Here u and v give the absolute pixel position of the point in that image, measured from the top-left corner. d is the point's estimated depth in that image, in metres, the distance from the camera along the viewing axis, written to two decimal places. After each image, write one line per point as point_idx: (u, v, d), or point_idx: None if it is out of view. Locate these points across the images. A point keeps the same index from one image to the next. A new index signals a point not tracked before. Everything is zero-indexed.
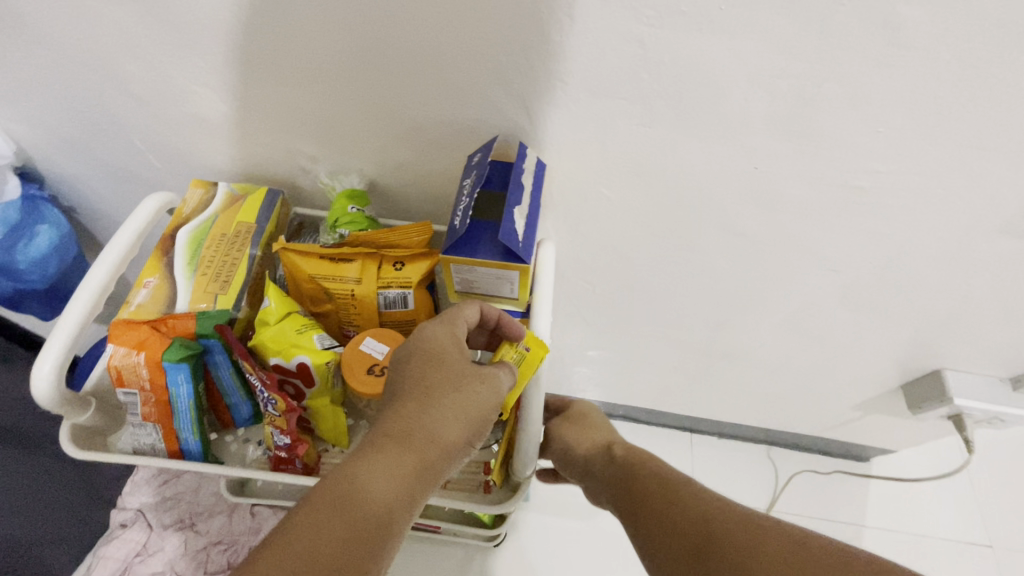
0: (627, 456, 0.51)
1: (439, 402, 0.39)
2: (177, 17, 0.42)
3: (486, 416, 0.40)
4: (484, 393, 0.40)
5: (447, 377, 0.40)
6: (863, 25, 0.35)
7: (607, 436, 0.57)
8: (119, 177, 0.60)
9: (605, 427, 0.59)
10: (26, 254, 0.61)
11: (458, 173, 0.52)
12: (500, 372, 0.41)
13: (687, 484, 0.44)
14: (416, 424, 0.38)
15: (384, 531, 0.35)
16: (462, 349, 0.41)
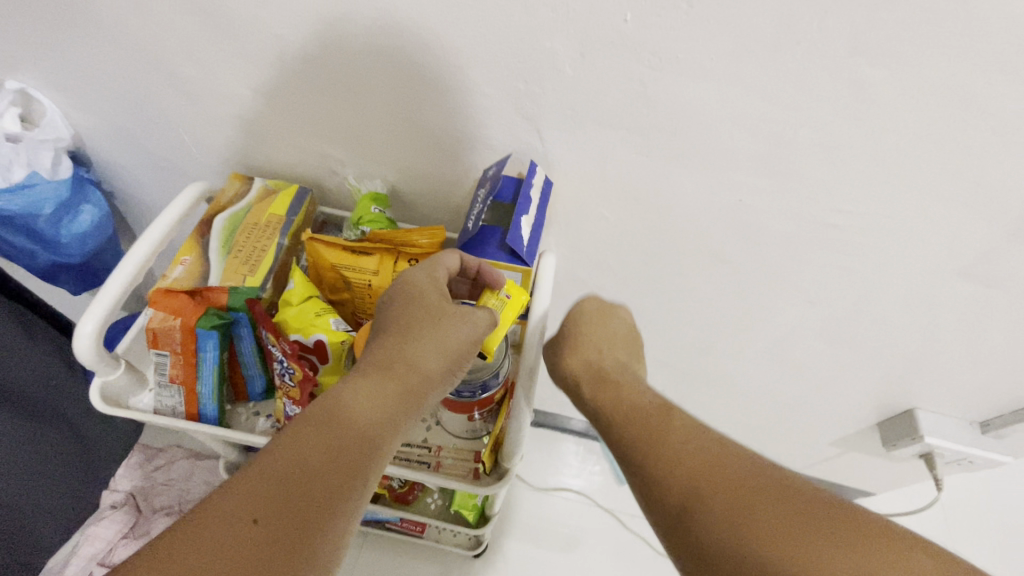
0: (619, 385, 0.46)
1: (418, 337, 0.43)
2: (238, 29, 0.48)
3: (462, 347, 0.44)
4: (461, 329, 0.44)
5: (426, 316, 0.44)
6: (832, 82, 0.41)
7: (602, 351, 0.50)
8: (163, 168, 0.66)
9: (604, 332, 0.51)
10: (70, 230, 0.66)
11: (473, 184, 0.57)
12: (477, 311, 0.45)
13: (684, 432, 0.40)
14: (395, 357, 0.43)
15: (367, 446, 0.39)
16: (442, 292, 0.46)
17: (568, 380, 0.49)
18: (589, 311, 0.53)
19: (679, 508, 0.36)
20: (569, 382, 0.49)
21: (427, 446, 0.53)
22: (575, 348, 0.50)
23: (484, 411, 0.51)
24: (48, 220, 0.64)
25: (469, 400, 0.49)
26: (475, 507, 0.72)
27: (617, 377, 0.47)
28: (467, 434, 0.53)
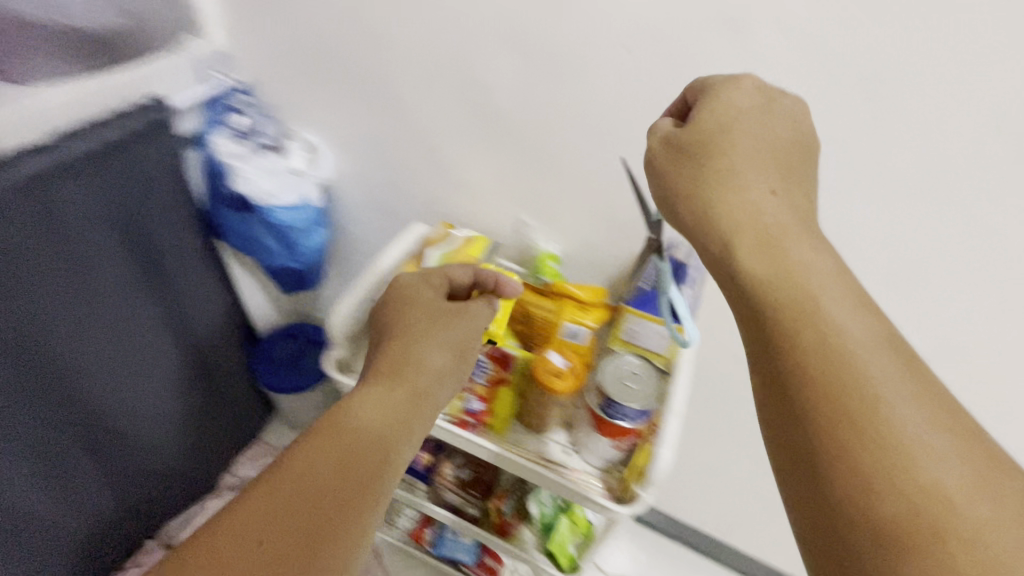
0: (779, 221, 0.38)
1: (416, 343, 0.54)
2: (494, 123, 0.67)
3: (456, 347, 0.55)
4: (456, 330, 0.56)
5: (426, 325, 0.55)
6: (963, 220, 0.52)
7: (764, 181, 0.39)
8: (384, 210, 0.86)
9: (762, 149, 0.40)
10: (306, 243, 0.86)
11: (633, 257, 0.71)
12: (470, 308, 0.58)
13: (863, 329, 0.34)
14: (401, 363, 0.52)
15: (381, 442, 0.46)
16: (438, 304, 0.57)
17: (723, 228, 0.38)
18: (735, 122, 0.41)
19: (844, 493, 0.31)
20: (723, 228, 0.38)
21: (565, 465, 0.61)
22: (738, 188, 0.39)
23: (625, 442, 0.57)
24: (297, 233, 0.84)
25: (614, 425, 0.55)
26: (569, 557, 0.77)
27: (789, 220, 0.38)
28: (601, 463, 0.60)
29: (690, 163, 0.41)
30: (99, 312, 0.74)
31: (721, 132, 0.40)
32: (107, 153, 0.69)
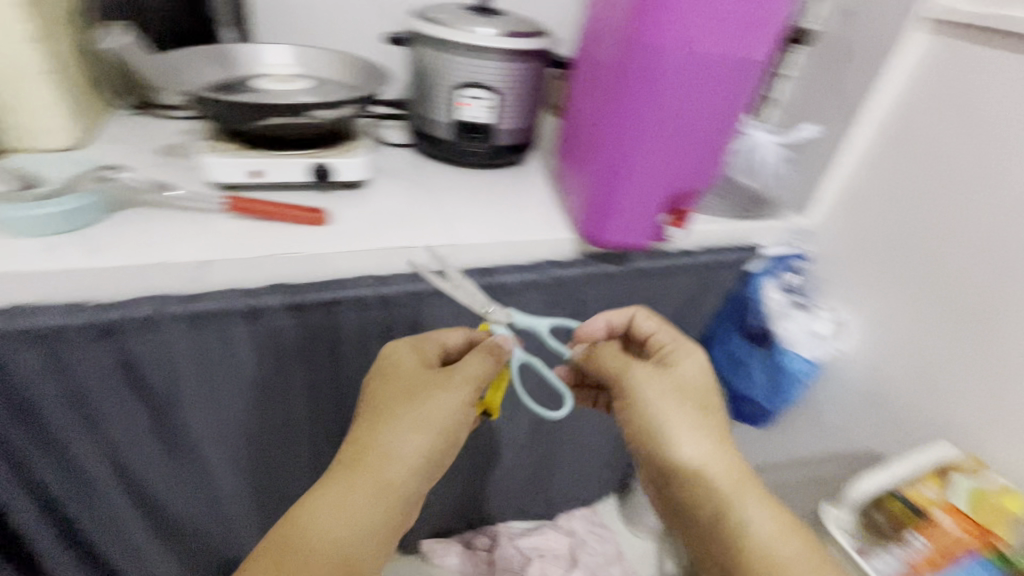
0: (702, 434, 0.60)
1: (388, 426, 0.55)
2: None
3: (439, 422, 0.56)
4: (437, 405, 0.56)
5: (411, 403, 0.56)
6: None
7: (688, 408, 0.61)
8: (877, 409, 0.85)
9: (689, 382, 0.63)
10: (785, 392, 0.92)
11: None
12: (470, 363, 0.59)
13: (751, 490, 0.57)
14: (381, 450, 0.54)
15: (341, 552, 0.50)
16: (401, 368, 0.59)
17: (698, 493, 0.58)
18: (679, 365, 0.64)
19: None
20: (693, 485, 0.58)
21: None
22: (670, 409, 0.61)
23: None
24: (784, 381, 0.91)
25: None
26: None
27: (714, 442, 0.60)
28: None
29: (668, 403, 0.61)
30: (80, 439, 0.66)
31: (682, 381, 0.63)
32: (705, 268, 0.89)
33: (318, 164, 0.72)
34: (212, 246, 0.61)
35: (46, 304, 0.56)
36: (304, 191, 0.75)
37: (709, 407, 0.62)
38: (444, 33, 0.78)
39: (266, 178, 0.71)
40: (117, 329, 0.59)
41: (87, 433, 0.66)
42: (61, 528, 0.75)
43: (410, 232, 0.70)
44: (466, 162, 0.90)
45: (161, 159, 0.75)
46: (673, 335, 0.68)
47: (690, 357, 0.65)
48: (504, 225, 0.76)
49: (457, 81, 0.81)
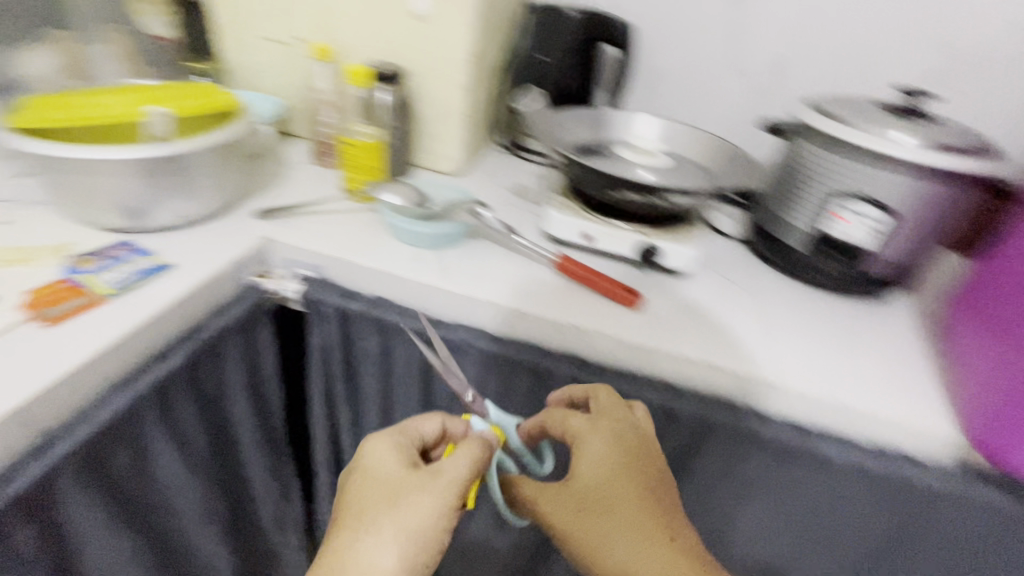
0: (616, 544, 0.47)
1: (367, 529, 0.47)
2: None
3: (418, 530, 0.47)
4: (419, 509, 0.47)
5: (392, 514, 0.47)
6: None
7: (590, 521, 0.48)
8: None
9: (585, 490, 0.50)
10: None
11: None
12: (445, 464, 0.48)
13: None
14: (350, 563, 0.46)
15: None
16: (399, 464, 0.50)
17: None
18: (574, 472, 0.51)
19: None
20: None
21: None
22: (575, 527, 0.49)
23: None
24: None
25: None
26: None
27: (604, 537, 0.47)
28: None
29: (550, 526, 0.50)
30: (329, 411, 0.78)
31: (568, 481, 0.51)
32: None
33: (648, 244, 0.68)
34: (525, 298, 0.63)
35: (398, 305, 0.66)
36: (622, 265, 0.72)
37: (618, 503, 0.48)
38: (836, 131, 0.64)
39: (594, 245, 0.71)
40: (395, 338, 0.67)
41: (331, 407, 0.78)
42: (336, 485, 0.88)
43: (716, 349, 0.60)
44: (814, 282, 0.74)
45: (511, 199, 0.84)
46: (567, 414, 0.53)
47: (580, 451, 0.51)
48: (849, 383, 0.58)
49: (840, 190, 0.66)
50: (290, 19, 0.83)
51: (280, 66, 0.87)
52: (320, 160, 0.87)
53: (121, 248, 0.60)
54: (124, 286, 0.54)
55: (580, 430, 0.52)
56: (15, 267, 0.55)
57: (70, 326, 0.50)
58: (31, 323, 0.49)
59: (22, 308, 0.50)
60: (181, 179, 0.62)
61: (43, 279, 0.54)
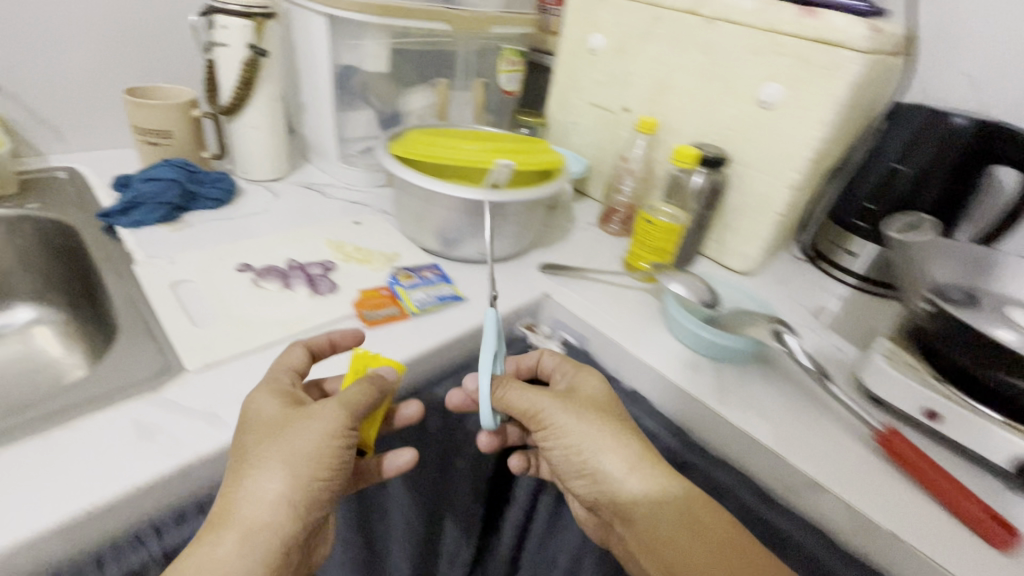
0: (630, 448, 0.49)
1: (255, 463, 0.39)
2: None
3: (308, 458, 0.40)
4: (309, 436, 0.40)
5: (279, 445, 0.40)
6: None
7: (607, 425, 0.50)
8: None
9: (590, 399, 0.52)
10: None
11: None
12: (355, 392, 0.43)
13: (711, 511, 0.46)
14: (241, 493, 0.39)
15: None
16: (287, 401, 0.43)
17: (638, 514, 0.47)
18: (579, 391, 0.54)
19: None
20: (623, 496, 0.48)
21: None
22: (589, 424, 0.50)
23: None
24: None
25: None
26: None
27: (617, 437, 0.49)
28: None
29: (556, 413, 0.50)
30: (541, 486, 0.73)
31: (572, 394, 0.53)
32: None
33: None
34: (825, 466, 0.50)
35: (656, 409, 0.60)
36: (971, 466, 0.53)
37: (617, 414, 0.52)
38: None
39: (936, 425, 0.53)
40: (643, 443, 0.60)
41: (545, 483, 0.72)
42: (513, 552, 0.85)
43: None
44: None
45: (811, 323, 0.70)
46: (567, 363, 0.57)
47: (582, 380, 0.54)
48: None
49: None
50: (625, 89, 0.84)
51: (598, 130, 0.90)
52: (605, 224, 0.87)
53: (431, 269, 0.66)
54: (428, 308, 0.60)
55: (573, 370, 0.56)
56: (358, 265, 0.65)
57: (383, 335, 0.56)
58: (357, 322, 0.57)
59: (352, 304, 0.59)
60: (496, 222, 0.67)
61: (374, 283, 0.62)
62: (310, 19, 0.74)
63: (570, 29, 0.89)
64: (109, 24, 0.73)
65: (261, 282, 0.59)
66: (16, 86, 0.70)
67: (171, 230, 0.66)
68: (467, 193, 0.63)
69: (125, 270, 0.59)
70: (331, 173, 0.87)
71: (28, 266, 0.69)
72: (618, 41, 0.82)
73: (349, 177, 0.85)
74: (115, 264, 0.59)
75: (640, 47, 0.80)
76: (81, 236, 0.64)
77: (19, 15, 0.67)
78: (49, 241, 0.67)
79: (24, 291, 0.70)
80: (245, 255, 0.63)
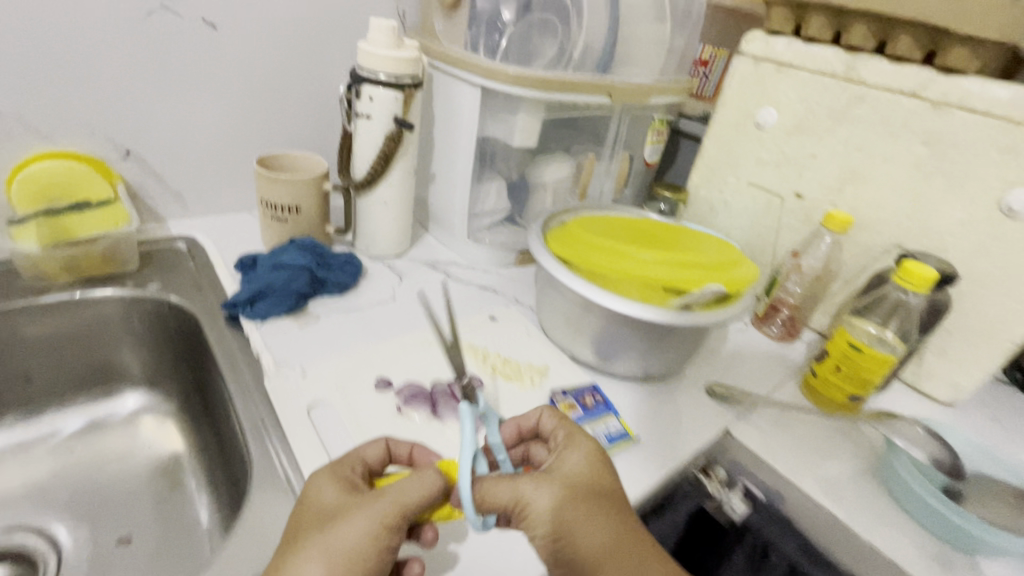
0: (616, 537, 0.38)
1: (298, 551, 0.35)
2: None
3: (355, 555, 0.35)
4: (353, 531, 0.35)
5: (320, 536, 0.35)
6: None
7: (594, 509, 0.38)
8: None
9: (577, 479, 0.40)
10: None
11: None
12: (424, 483, 0.37)
13: None
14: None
15: None
16: (351, 483, 0.39)
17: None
18: (564, 466, 0.41)
19: None
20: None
21: None
22: (569, 508, 0.37)
23: None
24: None
25: None
26: None
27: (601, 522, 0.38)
28: None
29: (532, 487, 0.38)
30: None
31: (558, 466, 0.41)
32: None
33: None
34: None
35: None
36: None
37: (605, 495, 0.40)
38: None
39: None
40: None
41: None
42: None
43: None
44: None
45: None
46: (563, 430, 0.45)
47: (573, 453, 0.42)
48: None
49: None
50: (800, 174, 0.72)
51: (755, 215, 0.78)
52: (763, 325, 0.76)
53: (592, 394, 0.56)
54: None
55: (566, 438, 0.44)
56: (506, 383, 0.56)
57: None
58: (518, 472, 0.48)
59: None
60: (670, 341, 0.55)
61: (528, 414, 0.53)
62: (458, 90, 0.66)
63: (731, 100, 0.77)
64: (246, 87, 0.68)
65: (406, 409, 0.51)
66: (148, 151, 0.65)
67: (298, 324, 0.59)
68: (631, 310, 0.51)
69: (253, 382, 0.52)
70: (454, 248, 0.79)
71: (142, 349, 0.63)
72: (798, 119, 0.71)
73: (475, 255, 0.77)
74: (242, 372, 0.52)
75: (828, 129, 0.68)
76: (204, 329, 0.57)
77: (159, 85, 0.63)
78: (167, 326, 0.61)
79: (137, 375, 0.64)
80: (381, 365, 0.55)
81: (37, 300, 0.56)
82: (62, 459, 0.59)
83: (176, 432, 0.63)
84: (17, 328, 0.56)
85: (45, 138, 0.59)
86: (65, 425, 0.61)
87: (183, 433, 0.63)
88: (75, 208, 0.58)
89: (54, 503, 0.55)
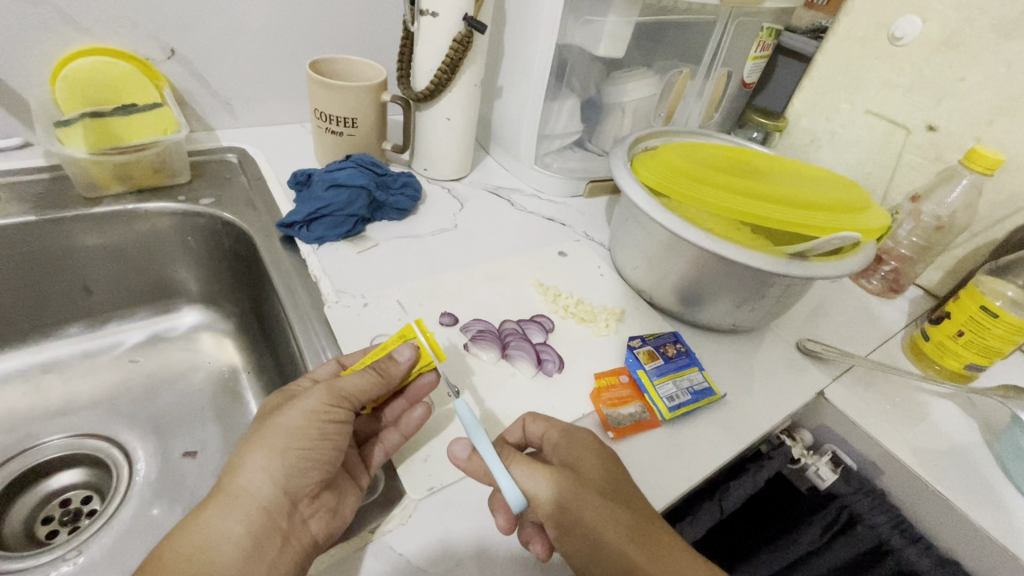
0: (647, 537, 0.33)
1: (247, 446, 0.34)
2: None
3: (301, 434, 0.33)
4: (296, 413, 0.34)
5: (266, 425, 0.34)
6: None
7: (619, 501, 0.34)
8: None
9: (598, 477, 0.35)
10: None
11: None
12: (363, 373, 0.36)
13: None
14: (230, 466, 0.33)
15: None
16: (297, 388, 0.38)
17: None
18: (582, 463, 0.36)
19: None
20: None
21: None
22: (596, 506, 0.33)
23: None
24: None
25: None
26: None
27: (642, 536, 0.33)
28: None
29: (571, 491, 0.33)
30: None
31: (581, 467, 0.36)
32: None
33: None
34: None
35: None
36: None
37: (625, 484, 0.35)
38: None
39: None
40: None
41: None
42: None
43: None
44: None
45: None
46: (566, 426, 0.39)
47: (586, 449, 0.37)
48: None
49: None
50: (938, 102, 0.60)
51: (869, 150, 0.67)
52: (862, 277, 0.67)
53: (675, 343, 0.50)
54: (682, 409, 0.45)
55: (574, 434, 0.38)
56: (579, 326, 0.52)
57: (634, 452, 0.42)
58: (595, 421, 0.45)
59: (590, 398, 0.45)
60: (771, 293, 0.48)
61: (603, 361, 0.49)
62: None
63: (861, 4, 0.64)
64: None
65: (475, 347, 0.47)
66: (194, 51, 0.59)
67: (355, 248, 0.55)
68: (745, 258, 0.44)
69: (312, 305, 0.49)
70: (518, 174, 0.72)
71: (198, 265, 0.61)
72: (949, 31, 0.58)
73: (542, 182, 0.70)
74: (300, 297, 0.49)
75: (989, 46, 0.55)
76: (258, 247, 0.54)
77: None
78: (221, 243, 0.59)
79: (194, 290, 0.63)
80: (445, 299, 0.51)
81: (89, 210, 0.53)
82: (127, 370, 0.59)
83: (234, 349, 0.62)
84: (73, 239, 0.53)
85: (87, 32, 0.54)
86: (127, 337, 0.61)
87: (240, 347, 0.62)
88: (121, 109, 0.54)
89: (122, 412, 0.56)
